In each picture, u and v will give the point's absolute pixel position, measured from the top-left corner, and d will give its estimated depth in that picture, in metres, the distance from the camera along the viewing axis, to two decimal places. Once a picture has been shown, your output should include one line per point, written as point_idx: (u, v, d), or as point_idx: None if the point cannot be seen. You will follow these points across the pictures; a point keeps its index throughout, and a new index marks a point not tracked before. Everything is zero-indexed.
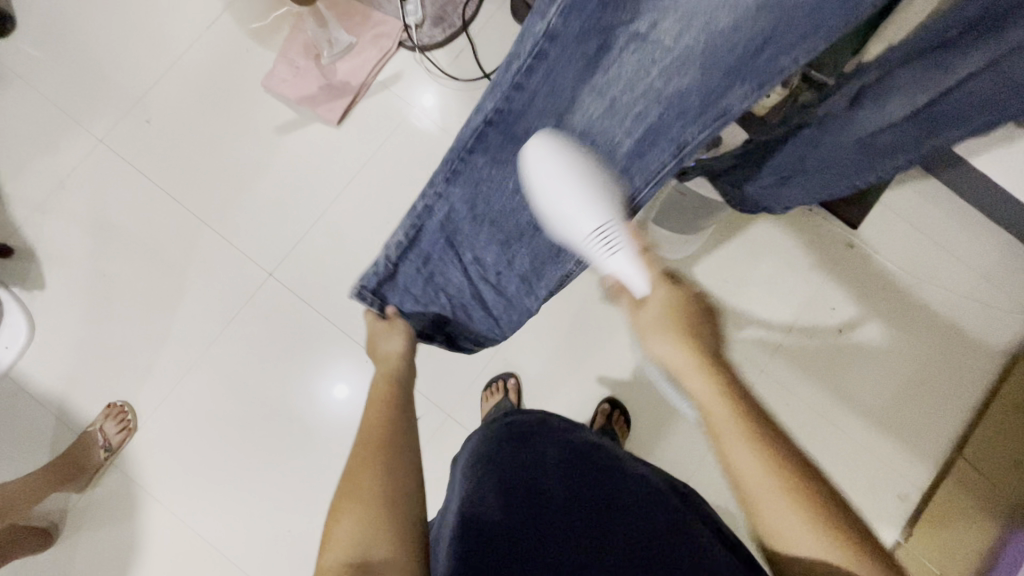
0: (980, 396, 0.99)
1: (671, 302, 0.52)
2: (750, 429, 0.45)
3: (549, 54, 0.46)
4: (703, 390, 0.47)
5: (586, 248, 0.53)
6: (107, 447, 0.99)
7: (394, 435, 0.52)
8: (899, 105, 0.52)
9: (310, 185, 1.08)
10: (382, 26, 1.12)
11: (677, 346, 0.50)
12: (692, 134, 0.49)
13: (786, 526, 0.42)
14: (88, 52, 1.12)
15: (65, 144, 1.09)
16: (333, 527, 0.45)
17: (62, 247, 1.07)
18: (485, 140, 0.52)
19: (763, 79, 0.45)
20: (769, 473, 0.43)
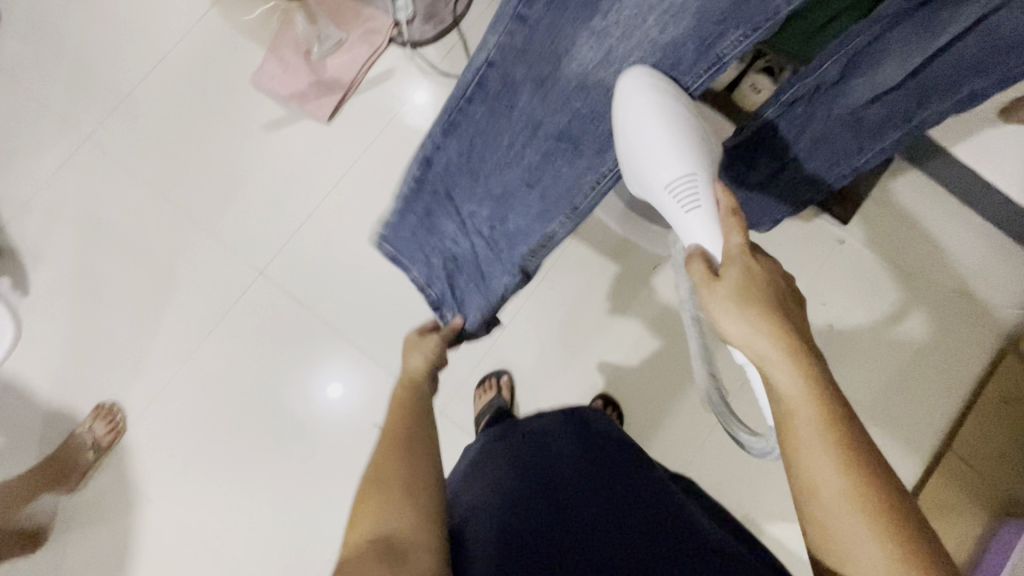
0: (968, 388, 1.00)
1: (752, 282, 0.46)
2: (838, 428, 0.40)
3: None
4: (788, 382, 0.42)
5: (666, 198, 0.55)
6: (96, 449, 0.98)
7: (410, 431, 0.57)
8: (891, 71, 0.55)
9: (301, 182, 1.08)
10: (372, 22, 1.11)
11: (764, 334, 0.43)
12: (687, 82, 0.54)
13: (855, 536, 0.39)
14: (74, 48, 1.11)
15: (50, 142, 1.08)
16: (358, 513, 0.50)
17: (49, 246, 1.05)
18: (485, 85, 0.59)
19: (757, 24, 0.48)
20: (849, 484, 0.39)
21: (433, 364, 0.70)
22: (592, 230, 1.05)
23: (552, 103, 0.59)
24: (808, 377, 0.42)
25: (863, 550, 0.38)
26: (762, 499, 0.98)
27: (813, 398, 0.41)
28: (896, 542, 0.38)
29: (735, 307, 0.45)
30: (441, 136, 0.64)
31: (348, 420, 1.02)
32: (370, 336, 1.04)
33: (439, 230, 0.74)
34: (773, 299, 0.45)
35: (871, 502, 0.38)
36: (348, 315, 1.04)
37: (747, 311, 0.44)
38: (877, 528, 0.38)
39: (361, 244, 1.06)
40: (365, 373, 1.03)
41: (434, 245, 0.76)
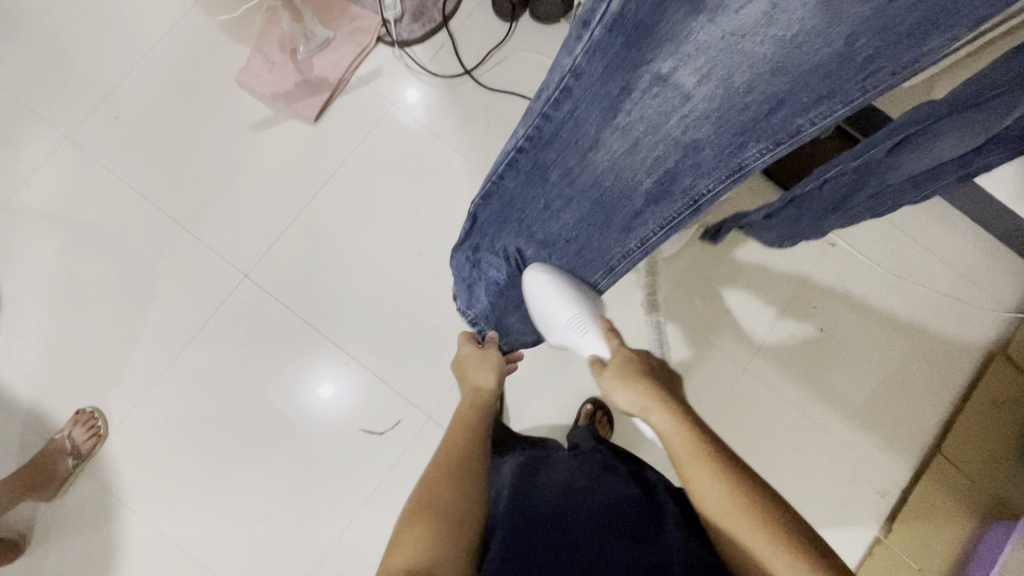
0: (958, 392, 1.00)
1: (631, 360, 0.61)
2: (709, 453, 0.50)
3: (574, 89, 0.57)
4: (662, 423, 0.54)
5: (568, 330, 0.69)
6: (75, 456, 0.95)
7: (461, 466, 0.57)
8: (948, 147, 0.54)
9: (286, 182, 1.06)
10: (359, 21, 1.10)
11: (643, 390, 0.57)
12: (707, 184, 0.61)
13: (745, 542, 0.47)
14: (54, 45, 1.08)
15: (28, 141, 1.05)
16: (400, 542, 0.49)
17: (29, 247, 1.03)
18: (517, 165, 0.64)
19: (779, 138, 0.56)
20: (732, 497, 0.48)
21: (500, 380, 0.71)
22: None
23: (580, 183, 0.65)
24: (678, 416, 0.54)
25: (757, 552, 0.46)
26: None
27: (685, 430, 0.52)
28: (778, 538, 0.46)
29: (621, 382, 0.59)
30: (477, 204, 0.67)
31: (336, 425, 1.00)
32: (357, 340, 1.02)
33: (480, 267, 0.73)
34: (645, 375, 0.59)
35: (747, 508, 0.47)
36: (335, 319, 1.03)
37: (630, 384, 0.58)
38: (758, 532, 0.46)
39: (349, 247, 1.04)
40: (354, 377, 1.01)
41: (474, 280, 0.74)
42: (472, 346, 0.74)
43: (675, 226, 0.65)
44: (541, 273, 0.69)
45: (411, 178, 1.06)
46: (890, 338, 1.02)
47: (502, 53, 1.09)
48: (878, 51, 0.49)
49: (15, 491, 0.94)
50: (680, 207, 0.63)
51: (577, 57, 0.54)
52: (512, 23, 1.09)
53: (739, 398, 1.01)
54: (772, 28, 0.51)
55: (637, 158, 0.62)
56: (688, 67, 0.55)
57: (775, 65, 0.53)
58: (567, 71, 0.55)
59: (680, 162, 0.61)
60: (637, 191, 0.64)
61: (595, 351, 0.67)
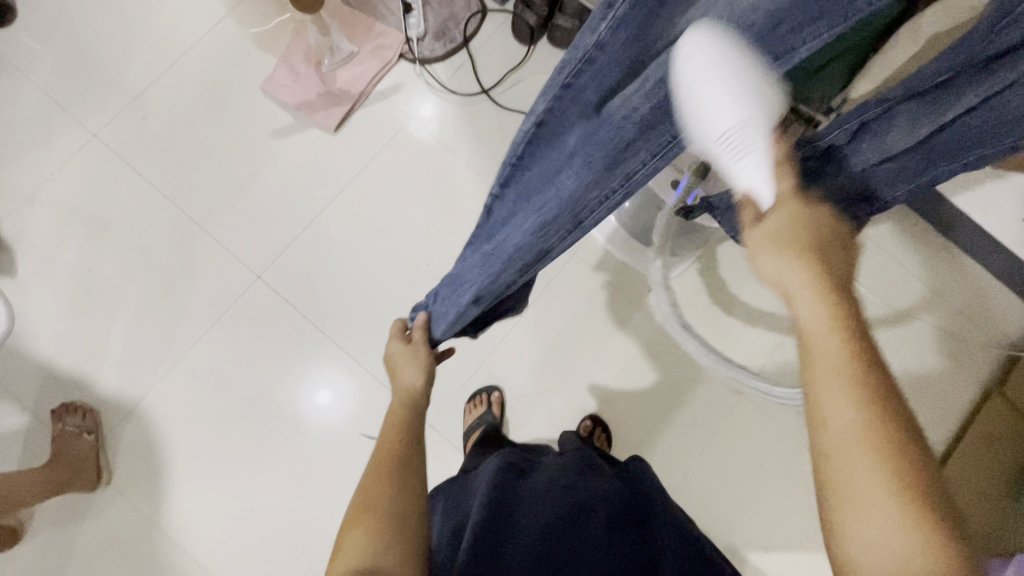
0: (954, 427, 1.02)
1: (795, 224, 0.42)
2: (868, 378, 0.34)
3: (598, 62, 0.41)
4: (814, 316, 0.36)
5: (719, 147, 0.44)
6: (87, 430, 0.97)
7: (406, 457, 0.53)
8: (900, 136, 0.51)
9: (303, 190, 1.09)
10: (383, 37, 1.14)
11: (802, 271, 0.38)
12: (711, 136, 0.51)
13: (869, 495, 0.32)
14: (89, 47, 1.12)
15: (57, 136, 1.09)
16: (345, 537, 0.46)
17: (49, 239, 1.05)
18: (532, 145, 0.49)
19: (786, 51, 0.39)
20: (874, 438, 0.32)
21: (427, 371, 0.66)
22: (590, 252, 1.07)
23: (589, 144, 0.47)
24: (844, 321, 0.36)
25: (873, 531, 0.31)
26: (746, 526, 0.99)
27: (838, 337, 0.35)
28: (908, 506, 0.31)
29: (775, 245, 0.41)
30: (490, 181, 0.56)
31: (336, 428, 1.01)
32: (363, 346, 1.04)
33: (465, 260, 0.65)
34: (819, 242, 0.41)
35: (897, 474, 0.31)
36: (343, 323, 1.05)
37: (784, 251, 0.40)
38: (888, 477, 0.31)
39: (361, 254, 1.07)
40: (357, 381, 1.03)
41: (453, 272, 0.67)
42: (400, 343, 0.70)
43: None
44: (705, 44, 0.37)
45: (425, 191, 1.09)
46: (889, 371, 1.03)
47: (519, 74, 1.12)
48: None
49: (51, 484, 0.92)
50: None
51: (602, 33, 0.39)
52: (530, 47, 1.12)
53: (736, 421, 1.02)
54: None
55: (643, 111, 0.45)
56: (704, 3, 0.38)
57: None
58: (590, 47, 0.40)
59: None
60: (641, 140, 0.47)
61: (748, 184, 0.45)
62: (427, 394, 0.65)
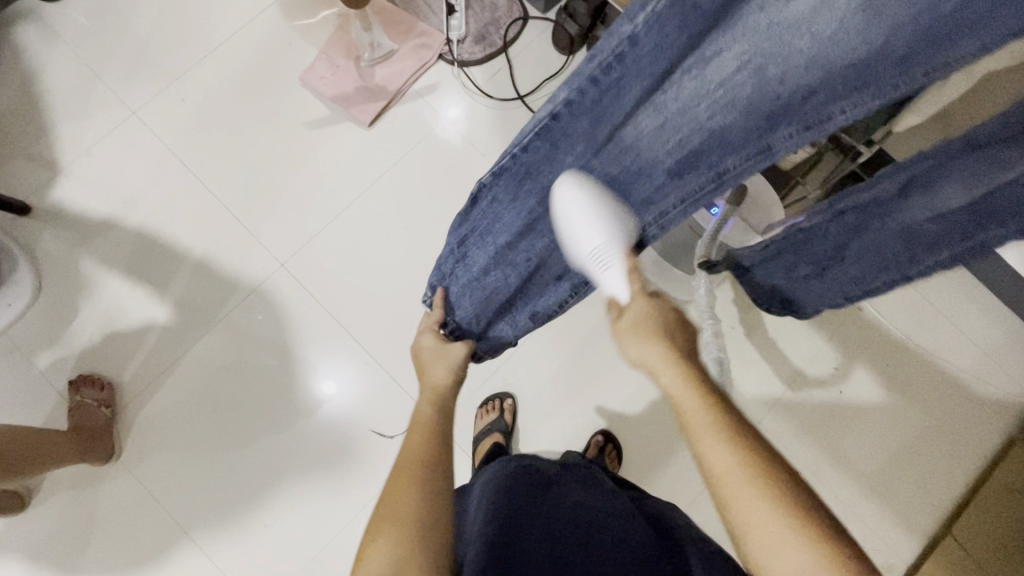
0: (974, 473, 0.99)
1: (649, 316, 0.51)
2: (724, 422, 0.44)
3: (626, 61, 0.45)
4: (672, 381, 0.47)
5: (586, 261, 0.55)
6: (106, 405, 0.98)
7: (428, 459, 0.50)
8: (955, 193, 0.44)
9: (332, 183, 1.09)
10: (424, 37, 1.14)
11: (661, 347, 0.49)
12: (732, 164, 0.47)
13: (746, 508, 0.40)
14: (135, 26, 1.14)
15: (97, 111, 1.10)
16: (366, 549, 0.45)
17: (79, 211, 1.07)
18: (547, 133, 0.52)
19: (809, 124, 0.43)
20: (745, 466, 0.41)
21: (457, 376, 0.61)
22: None
23: (604, 157, 0.53)
24: (690, 376, 0.47)
25: (758, 529, 0.40)
26: None
27: (697, 396, 0.45)
28: (799, 522, 0.39)
29: (636, 334, 0.50)
30: (489, 178, 0.56)
31: (344, 423, 1.01)
32: (379, 342, 1.04)
33: (469, 260, 0.63)
34: (667, 331, 0.50)
35: (763, 479, 0.41)
36: (362, 318, 1.04)
37: (647, 338, 0.49)
38: (764, 493, 0.40)
39: (385, 250, 1.07)
40: (369, 377, 1.02)
41: (462, 275, 0.64)
42: (432, 337, 0.64)
43: (694, 204, 0.50)
44: (574, 188, 0.52)
45: (453, 191, 1.09)
46: (910, 411, 1.01)
47: (556, 83, 1.12)
48: (916, 55, 0.38)
49: (74, 448, 0.91)
50: (703, 186, 0.49)
51: (637, 27, 0.43)
52: (569, 56, 1.12)
53: None
54: (815, 23, 0.40)
55: (659, 138, 0.49)
56: (730, 49, 0.43)
57: (814, 60, 0.41)
58: (623, 40, 0.44)
59: (702, 147, 0.48)
60: (657, 171, 0.51)
61: (612, 291, 0.54)
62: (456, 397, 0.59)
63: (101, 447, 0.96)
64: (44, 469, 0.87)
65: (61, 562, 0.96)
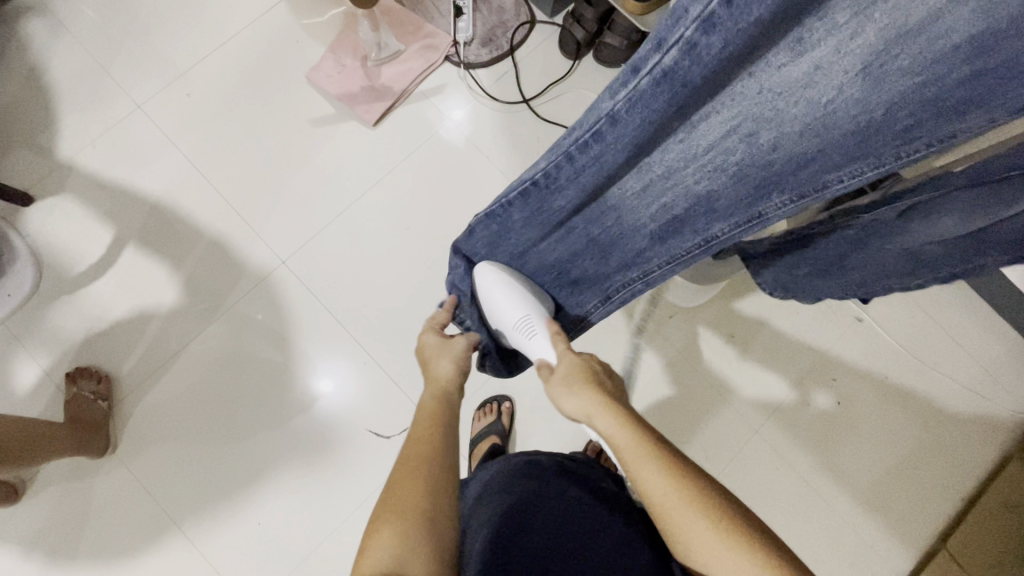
0: (971, 488, 0.99)
1: (577, 367, 0.55)
2: (655, 453, 0.46)
3: (607, 134, 0.44)
4: (607, 425, 0.49)
5: (514, 332, 0.66)
6: (104, 398, 0.98)
7: (438, 447, 0.51)
8: (956, 223, 0.46)
9: (336, 181, 1.09)
10: (431, 38, 1.15)
11: (593, 397, 0.51)
12: (722, 229, 0.54)
13: (691, 534, 0.42)
14: (143, 20, 1.14)
15: (102, 104, 1.10)
16: (371, 538, 0.44)
17: (82, 203, 1.07)
18: (531, 195, 0.52)
19: (805, 191, 0.47)
20: (677, 491, 0.44)
21: (461, 369, 0.61)
22: None
23: (589, 215, 0.57)
24: (622, 417, 0.49)
25: (704, 551, 0.42)
26: None
27: (629, 432, 0.48)
28: (735, 535, 0.41)
29: (569, 389, 0.53)
30: (480, 219, 0.58)
31: (339, 422, 1.01)
32: (379, 341, 1.04)
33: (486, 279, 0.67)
34: (595, 379, 0.53)
35: (698, 504, 0.43)
36: (361, 317, 1.04)
37: (579, 390, 0.52)
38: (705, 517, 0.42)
39: (387, 249, 1.07)
40: (366, 376, 1.02)
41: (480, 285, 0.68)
42: (434, 335, 0.64)
43: (682, 263, 0.60)
44: (494, 273, 0.65)
45: (456, 192, 1.09)
46: (907, 423, 1.01)
47: (562, 88, 1.12)
48: (918, 123, 0.39)
49: (72, 440, 0.91)
50: (693, 249, 0.57)
51: (618, 103, 0.41)
52: (575, 61, 1.12)
53: (746, 461, 1.00)
54: (809, 90, 0.39)
55: (646, 199, 0.53)
56: (719, 114, 0.43)
57: (808, 130, 0.42)
58: (603, 117, 0.43)
59: (689, 210, 0.53)
60: (641, 233, 0.58)
61: (540, 354, 0.63)
62: (460, 388, 0.60)
63: (98, 440, 0.96)
64: (42, 459, 0.87)
65: (54, 554, 0.96)
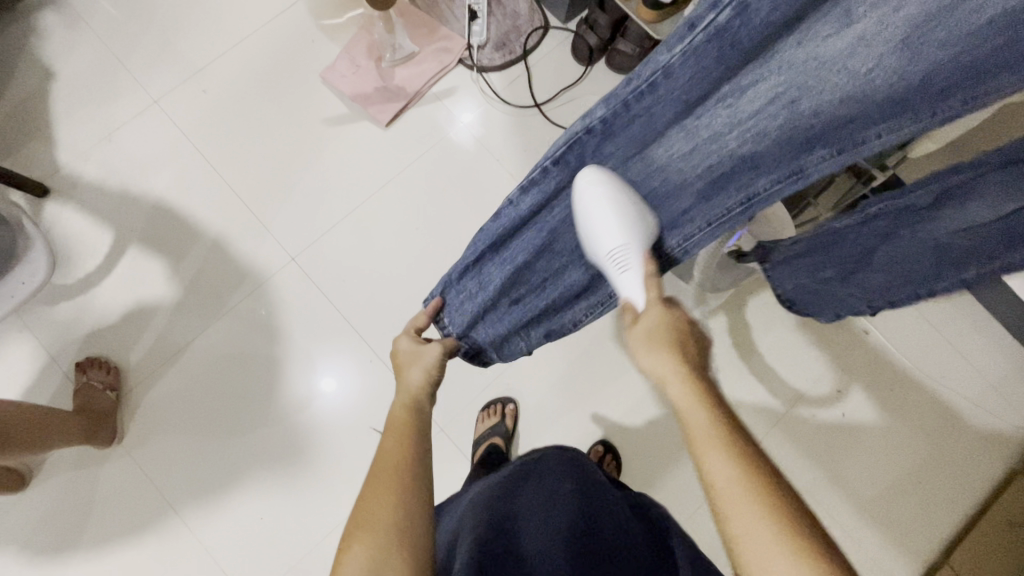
0: (975, 504, 0.98)
1: (661, 324, 0.51)
2: (730, 438, 0.42)
3: (660, 88, 0.47)
4: (682, 394, 0.46)
5: (605, 262, 0.57)
6: (112, 389, 0.99)
7: (409, 461, 0.49)
8: (986, 207, 0.42)
9: (347, 180, 1.10)
10: (445, 41, 1.16)
11: (669, 358, 0.48)
12: (761, 185, 0.48)
13: (748, 533, 0.39)
14: (162, 17, 1.16)
15: (119, 98, 1.12)
16: (343, 557, 0.43)
17: (96, 195, 1.08)
18: (582, 146, 0.53)
19: (843, 148, 0.43)
20: (744, 481, 0.40)
21: (433, 379, 0.59)
22: None
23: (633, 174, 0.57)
24: (699, 390, 0.46)
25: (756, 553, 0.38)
26: None
27: (704, 408, 0.44)
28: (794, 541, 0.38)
29: (645, 343, 0.50)
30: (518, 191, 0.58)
31: (341, 419, 1.01)
32: (386, 340, 1.04)
33: (483, 275, 0.63)
34: (676, 339, 0.50)
35: (764, 498, 0.39)
36: (369, 316, 1.05)
37: (657, 346, 0.49)
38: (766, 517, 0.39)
39: (396, 248, 1.08)
40: (369, 374, 1.03)
41: (469, 286, 0.64)
42: (410, 340, 0.62)
43: (721, 226, 0.53)
44: (598, 185, 0.54)
45: (466, 194, 1.10)
46: (911, 437, 1.01)
47: (574, 93, 1.13)
48: (954, 86, 0.37)
49: (81, 432, 0.92)
50: (730, 210, 0.51)
51: (672, 58, 0.45)
52: (587, 67, 1.13)
53: None
54: (851, 61, 0.40)
55: (689, 162, 0.52)
56: (767, 78, 0.45)
57: (847, 95, 0.42)
58: (659, 70, 0.46)
59: (730, 172, 0.50)
60: (685, 193, 0.54)
61: (628, 293, 0.56)
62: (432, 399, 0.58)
63: (105, 430, 0.96)
64: (49, 448, 0.88)
65: (58, 543, 0.97)
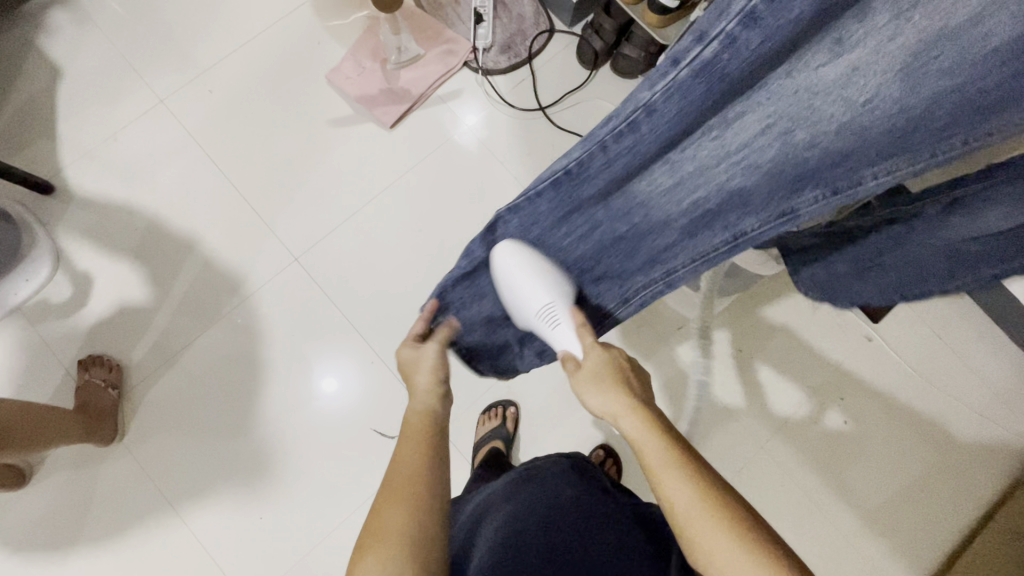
0: (978, 513, 0.97)
1: (606, 364, 0.54)
2: (681, 458, 0.45)
3: (642, 126, 0.43)
4: (632, 426, 0.49)
5: (537, 319, 0.62)
6: (113, 387, 0.99)
7: (425, 468, 0.49)
8: (1002, 216, 0.41)
9: (351, 181, 1.10)
10: (450, 43, 1.16)
11: (619, 396, 0.51)
12: (752, 225, 0.47)
13: (715, 546, 0.41)
14: (168, 17, 1.16)
15: (124, 97, 1.12)
16: (356, 568, 0.44)
17: (101, 194, 1.08)
18: (561, 186, 0.51)
19: (838, 187, 0.40)
20: (701, 500, 0.42)
21: (443, 380, 0.58)
22: None
23: (615, 209, 0.55)
24: (649, 419, 0.48)
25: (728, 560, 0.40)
26: None
27: (657, 437, 0.47)
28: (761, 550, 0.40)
29: (596, 387, 0.52)
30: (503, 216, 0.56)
31: (342, 421, 1.01)
32: (388, 341, 1.04)
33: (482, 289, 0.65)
34: (621, 379, 0.53)
35: (727, 513, 0.41)
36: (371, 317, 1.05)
37: (603, 388, 0.52)
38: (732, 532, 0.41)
39: (399, 249, 1.08)
40: (370, 376, 1.03)
41: (466, 300, 0.65)
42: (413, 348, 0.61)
43: (705, 262, 0.54)
44: (513, 255, 0.58)
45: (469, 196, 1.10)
46: (915, 445, 1.00)
47: (579, 96, 1.13)
48: (956, 121, 0.33)
49: (81, 430, 0.92)
50: (716, 247, 0.51)
51: (653, 98, 0.41)
52: (592, 71, 1.13)
53: (750, 476, 1.00)
54: (848, 91, 0.36)
55: (678, 192, 0.50)
56: (755, 111, 0.41)
57: (845, 127, 0.37)
58: (638, 109, 0.42)
59: (721, 203, 0.48)
60: (671, 224, 0.53)
61: (564, 345, 0.61)
62: (446, 401, 0.57)
63: (105, 428, 0.96)
64: (50, 445, 0.88)
65: (58, 540, 0.97)
